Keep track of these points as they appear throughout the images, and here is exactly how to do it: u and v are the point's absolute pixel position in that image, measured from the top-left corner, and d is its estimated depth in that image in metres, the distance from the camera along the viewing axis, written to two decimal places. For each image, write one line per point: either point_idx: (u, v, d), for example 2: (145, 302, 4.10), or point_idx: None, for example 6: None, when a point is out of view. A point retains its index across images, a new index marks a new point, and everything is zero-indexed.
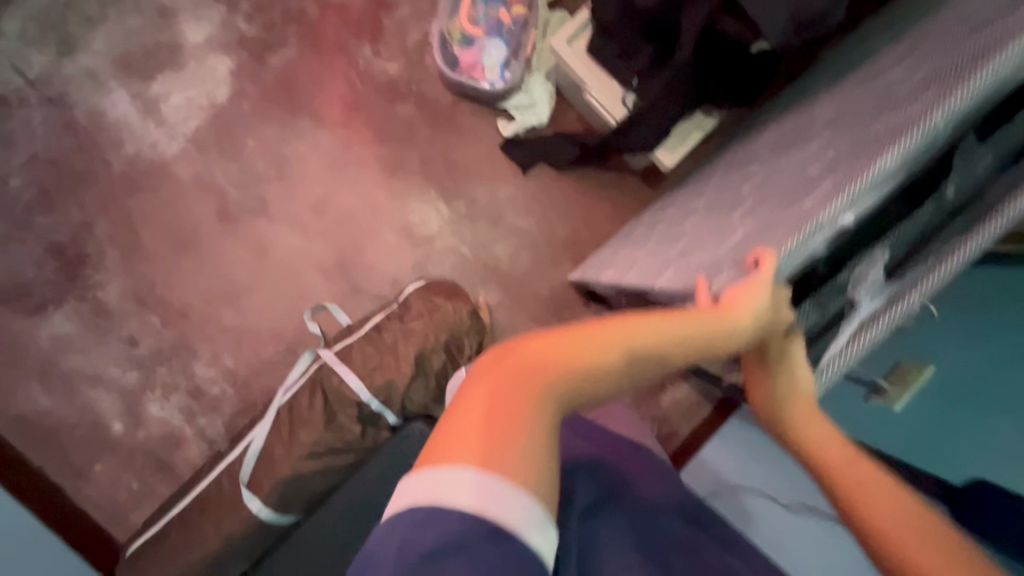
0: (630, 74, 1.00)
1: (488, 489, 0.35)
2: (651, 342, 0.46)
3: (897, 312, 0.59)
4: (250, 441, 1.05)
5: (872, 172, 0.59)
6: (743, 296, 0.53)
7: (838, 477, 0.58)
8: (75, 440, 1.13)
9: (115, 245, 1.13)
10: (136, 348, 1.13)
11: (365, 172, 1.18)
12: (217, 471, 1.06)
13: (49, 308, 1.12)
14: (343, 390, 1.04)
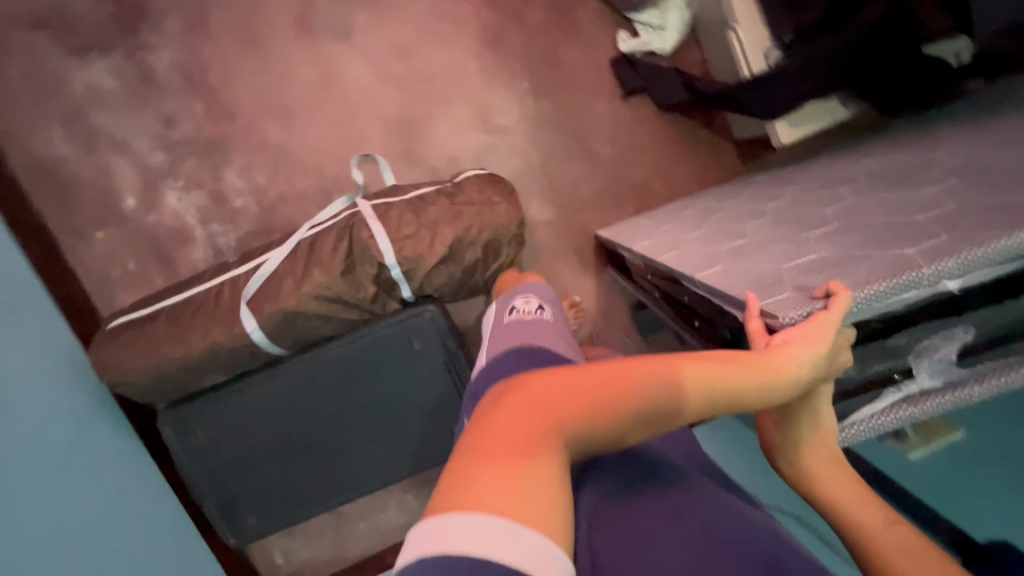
0: (787, 28, 0.90)
1: (518, 544, 0.30)
2: (704, 381, 0.42)
3: (957, 395, 0.59)
4: (262, 261, 0.99)
5: (995, 248, 0.54)
6: (801, 345, 0.47)
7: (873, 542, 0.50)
8: (82, 200, 1.07)
9: (181, 12, 1.03)
10: (171, 130, 1.06)
11: (462, 34, 1.08)
12: (218, 280, 0.99)
13: (92, 53, 1.03)
14: (369, 246, 0.94)
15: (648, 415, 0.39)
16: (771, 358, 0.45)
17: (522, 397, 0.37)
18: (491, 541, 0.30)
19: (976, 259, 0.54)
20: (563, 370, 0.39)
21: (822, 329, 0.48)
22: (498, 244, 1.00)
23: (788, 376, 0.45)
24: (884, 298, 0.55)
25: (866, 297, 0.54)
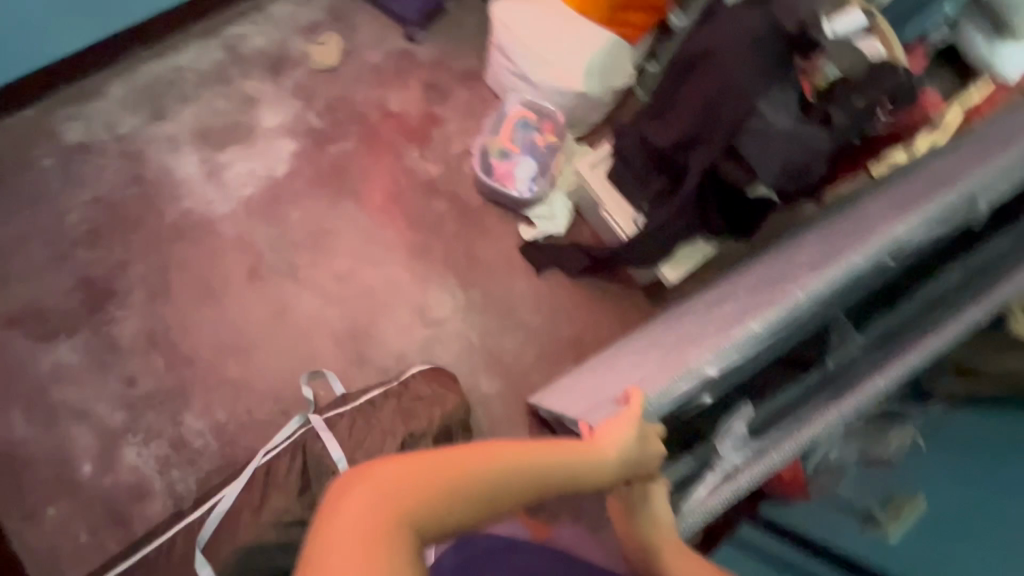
0: (642, 200, 1.15)
1: None
2: (522, 468, 0.54)
3: (758, 466, 0.69)
4: (219, 499, 0.98)
5: (742, 337, 0.71)
6: (601, 442, 0.60)
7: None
8: (37, 477, 1.07)
9: (145, 285, 1.19)
10: (132, 388, 1.13)
11: (393, 254, 1.28)
12: (172, 532, 0.96)
13: (60, 336, 1.14)
14: (324, 461, 0.98)
15: (474, 508, 0.52)
16: (571, 453, 0.58)
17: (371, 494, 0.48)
18: None
19: (733, 347, 0.70)
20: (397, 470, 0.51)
21: (624, 425, 0.61)
22: (449, 433, 1.06)
23: (588, 457, 0.58)
24: (676, 389, 0.68)
25: (656, 393, 0.67)
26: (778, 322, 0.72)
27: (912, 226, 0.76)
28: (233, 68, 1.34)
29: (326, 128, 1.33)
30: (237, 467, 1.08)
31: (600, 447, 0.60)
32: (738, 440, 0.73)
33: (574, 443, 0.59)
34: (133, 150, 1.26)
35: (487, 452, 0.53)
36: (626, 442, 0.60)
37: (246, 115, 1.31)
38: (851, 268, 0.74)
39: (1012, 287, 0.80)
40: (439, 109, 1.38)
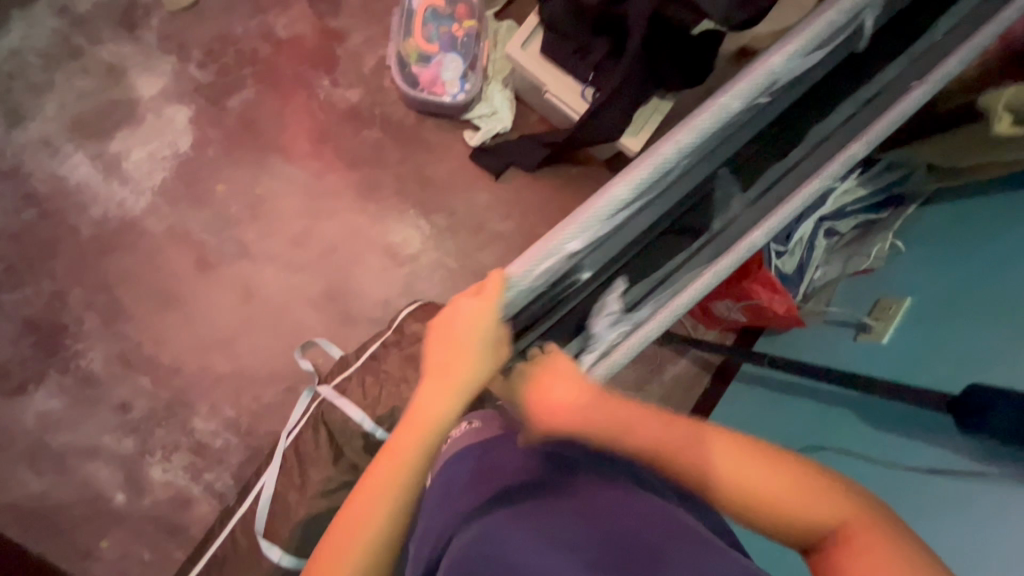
0: (587, 70, 1.04)
1: None
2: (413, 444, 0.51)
3: (630, 345, 0.66)
4: (261, 487, 1.00)
5: (606, 201, 0.55)
6: (452, 371, 0.53)
7: (698, 470, 0.44)
8: (75, 519, 1.07)
9: (94, 310, 1.10)
10: (129, 413, 1.09)
11: (341, 201, 1.19)
12: (229, 528, 1.00)
13: (31, 386, 1.07)
14: (347, 424, 0.99)
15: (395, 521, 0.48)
16: (434, 403, 0.52)
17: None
18: None
19: (596, 222, 0.55)
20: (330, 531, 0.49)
21: (469, 344, 0.53)
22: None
23: (449, 384, 0.52)
24: (526, 284, 0.55)
25: (513, 284, 0.54)
26: (642, 187, 0.56)
27: (790, 57, 0.58)
28: (78, 36, 1.12)
29: (216, 80, 1.15)
30: (266, 451, 1.09)
31: (453, 378, 0.53)
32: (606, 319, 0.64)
33: (430, 385, 0.53)
34: (9, 167, 1.09)
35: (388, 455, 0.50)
36: (485, 362, 0.54)
37: (119, 89, 1.12)
38: (722, 111, 0.58)
39: (914, 99, 0.67)
40: (335, 22, 1.19)
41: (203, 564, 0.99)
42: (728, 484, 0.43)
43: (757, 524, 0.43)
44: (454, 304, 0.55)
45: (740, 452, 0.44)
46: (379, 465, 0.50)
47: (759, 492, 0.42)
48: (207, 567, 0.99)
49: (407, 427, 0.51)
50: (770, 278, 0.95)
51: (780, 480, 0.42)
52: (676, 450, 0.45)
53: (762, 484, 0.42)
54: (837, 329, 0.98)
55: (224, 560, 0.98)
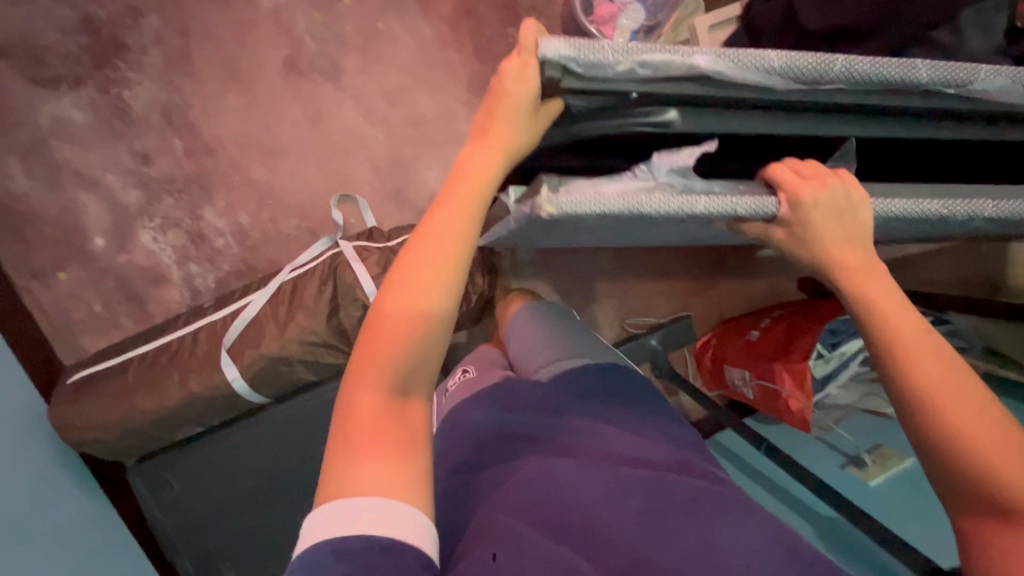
0: None
1: (393, 519, 0.40)
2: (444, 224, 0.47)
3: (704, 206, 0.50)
4: (245, 303, 0.96)
5: (749, 57, 0.46)
6: (497, 147, 0.50)
7: (915, 364, 0.46)
8: (44, 238, 0.99)
9: (161, 47, 0.99)
10: (146, 167, 1.01)
11: (452, 81, 1.11)
12: (195, 327, 0.96)
13: (61, 86, 0.97)
14: (354, 289, 0.93)
15: (432, 318, 0.45)
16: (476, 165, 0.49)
17: (366, 379, 0.44)
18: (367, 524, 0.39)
19: (739, 66, 0.46)
20: (365, 338, 0.45)
21: (519, 108, 0.49)
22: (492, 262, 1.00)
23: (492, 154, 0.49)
24: (629, 63, 0.45)
25: (598, 51, 0.44)
26: (802, 73, 0.48)
27: (993, 72, 0.52)
28: None
29: None
30: (263, 275, 1.04)
31: (490, 169, 0.49)
32: (672, 169, 0.51)
33: (460, 181, 0.48)
34: None
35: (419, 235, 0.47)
36: (528, 135, 0.51)
37: None
38: (927, 70, 0.50)
39: None
40: None
41: (153, 348, 0.95)
42: (916, 373, 0.46)
43: (935, 443, 0.45)
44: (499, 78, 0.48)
45: (941, 362, 0.46)
46: (408, 254, 0.46)
47: (945, 415, 0.45)
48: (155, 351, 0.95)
49: (443, 211, 0.47)
50: (803, 375, 0.95)
51: (962, 400, 0.45)
52: (908, 331, 0.47)
53: (950, 401, 0.45)
54: (829, 451, 1.03)
55: (177, 352, 0.94)
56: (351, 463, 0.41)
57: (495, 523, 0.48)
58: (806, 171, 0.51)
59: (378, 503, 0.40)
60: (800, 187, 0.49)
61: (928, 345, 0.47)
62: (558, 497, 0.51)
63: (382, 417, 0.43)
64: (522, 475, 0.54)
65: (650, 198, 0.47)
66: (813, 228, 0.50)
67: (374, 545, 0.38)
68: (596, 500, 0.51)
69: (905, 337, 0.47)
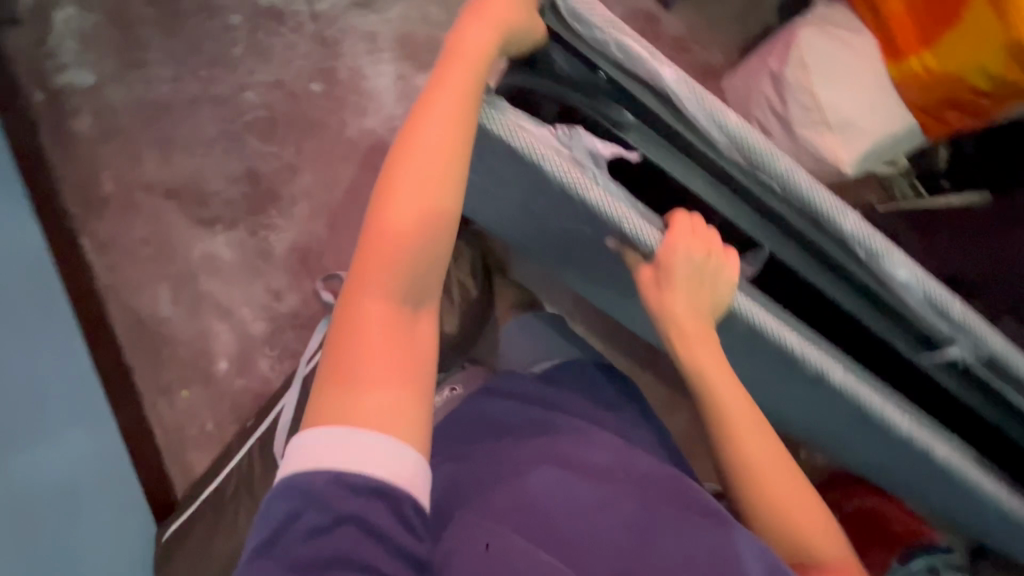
0: None
1: (393, 453, 0.43)
2: (434, 133, 0.48)
3: (609, 200, 0.55)
4: (279, 409, 1.00)
5: (709, 114, 0.56)
6: (495, 23, 0.51)
7: (737, 434, 0.58)
8: (175, 358, 1.08)
9: (310, 200, 1.09)
10: (277, 304, 1.09)
11: None
12: (248, 448, 1.00)
13: (218, 227, 1.07)
14: None
15: (440, 239, 0.48)
16: (478, 42, 0.50)
17: (369, 283, 0.46)
18: (362, 457, 0.42)
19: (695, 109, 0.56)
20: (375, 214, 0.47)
21: None
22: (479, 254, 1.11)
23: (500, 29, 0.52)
24: (610, 38, 0.55)
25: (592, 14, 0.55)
26: (746, 148, 0.56)
27: (907, 269, 0.59)
28: None
29: None
30: (288, 376, 1.07)
31: (483, 53, 0.51)
32: (591, 152, 0.56)
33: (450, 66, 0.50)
34: (328, 37, 1.08)
35: (421, 143, 0.48)
36: (524, 28, 0.54)
37: None
38: (851, 223, 0.58)
39: (892, 415, 0.65)
40: None
41: (220, 481, 1.00)
42: (749, 462, 0.57)
43: (752, 506, 0.57)
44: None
45: (756, 436, 0.58)
46: (408, 140, 0.48)
47: (776, 500, 0.56)
48: (243, 480, 0.97)
49: (442, 99, 0.49)
50: None
51: (778, 477, 0.57)
52: (714, 372, 0.59)
53: (771, 478, 0.57)
54: None
55: (245, 484, 0.96)
56: (346, 382, 0.44)
57: (474, 521, 0.51)
58: (696, 229, 0.59)
59: (385, 435, 0.43)
60: (677, 237, 0.57)
61: (760, 452, 0.58)
62: (530, 503, 0.53)
63: (392, 321, 0.46)
64: (511, 476, 0.57)
65: (550, 157, 0.53)
66: (668, 251, 0.57)
67: (381, 492, 0.42)
68: (569, 517, 0.52)
69: (736, 426, 0.58)
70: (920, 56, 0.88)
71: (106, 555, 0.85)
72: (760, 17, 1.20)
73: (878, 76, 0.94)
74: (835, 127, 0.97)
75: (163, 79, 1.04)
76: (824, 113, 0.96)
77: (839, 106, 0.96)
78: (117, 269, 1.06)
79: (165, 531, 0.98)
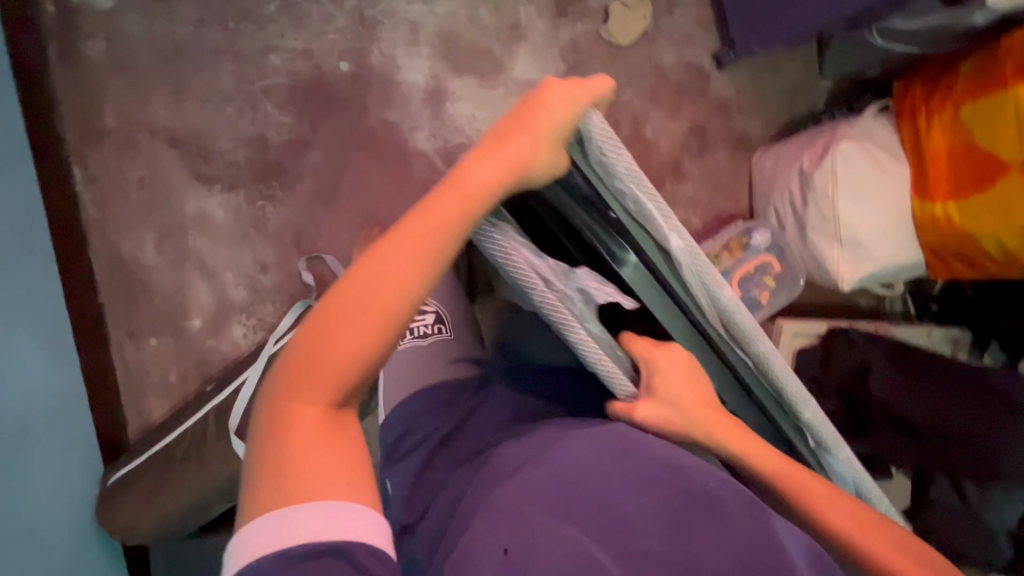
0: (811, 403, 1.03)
1: (345, 516, 0.40)
2: (417, 263, 0.47)
3: (585, 341, 0.58)
4: (241, 381, 0.99)
5: (711, 286, 0.59)
6: (511, 161, 0.51)
7: (759, 457, 0.58)
8: (150, 306, 1.07)
9: (316, 180, 1.06)
10: (261, 275, 1.08)
11: None
12: (204, 412, 1.00)
13: (216, 187, 1.04)
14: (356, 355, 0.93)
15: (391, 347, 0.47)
16: (485, 177, 0.50)
17: (305, 394, 0.44)
18: (310, 519, 0.40)
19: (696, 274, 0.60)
20: (325, 324, 0.45)
21: (548, 133, 0.52)
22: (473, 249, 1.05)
23: (516, 170, 0.51)
24: (630, 191, 0.57)
25: (623, 168, 0.55)
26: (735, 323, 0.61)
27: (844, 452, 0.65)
28: None
29: None
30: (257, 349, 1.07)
31: (493, 190, 0.51)
32: (581, 289, 0.62)
33: (452, 193, 0.49)
34: (368, 18, 1.03)
35: (400, 270, 0.46)
36: (544, 169, 0.53)
37: (502, 48, 1.07)
38: (809, 411, 0.64)
39: None
40: (687, 163, 1.17)
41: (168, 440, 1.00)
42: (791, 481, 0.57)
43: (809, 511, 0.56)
44: (544, 91, 0.53)
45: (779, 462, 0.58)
46: (384, 257, 0.47)
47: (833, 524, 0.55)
48: (194, 441, 0.98)
49: (426, 224, 0.48)
50: None
51: (826, 492, 0.57)
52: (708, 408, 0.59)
53: (822, 504, 0.56)
54: None
55: (195, 447, 0.97)
56: (285, 477, 0.41)
57: (500, 507, 0.45)
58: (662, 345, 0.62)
59: (331, 502, 0.40)
60: (653, 355, 0.60)
61: (786, 471, 0.57)
62: (563, 483, 0.48)
63: (323, 430, 0.44)
64: (544, 449, 0.52)
65: (542, 290, 0.58)
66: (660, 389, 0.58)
67: (338, 549, 0.39)
68: (594, 496, 0.47)
69: (759, 458, 0.58)
70: (945, 204, 0.88)
71: (47, 492, 0.87)
72: (808, 99, 1.17)
73: (901, 208, 0.94)
74: (846, 244, 0.96)
75: (187, 21, 0.99)
76: (839, 228, 0.96)
77: (855, 226, 0.95)
78: (105, 205, 1.03)
79: (113, 474, 0.99)
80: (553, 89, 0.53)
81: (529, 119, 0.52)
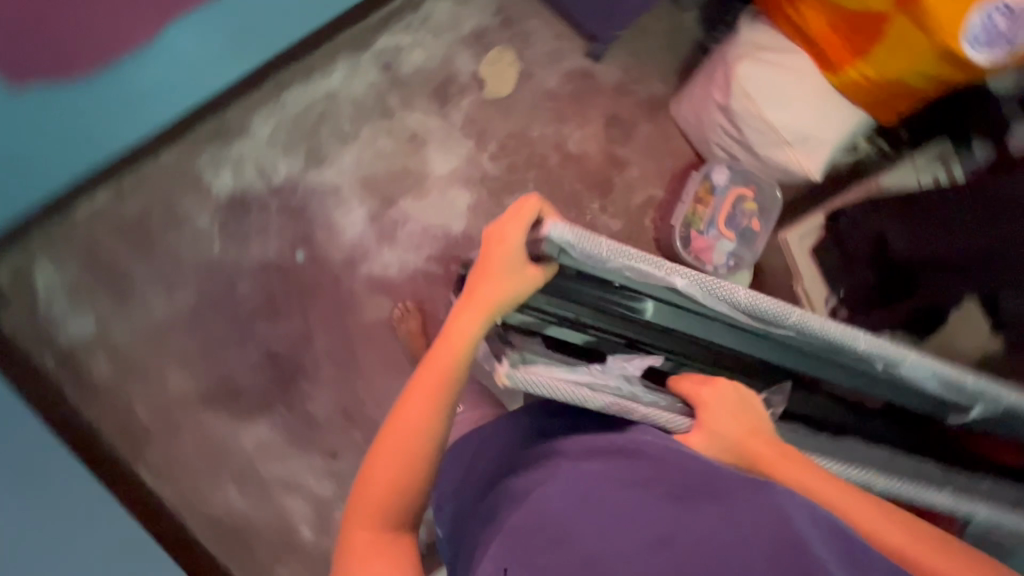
0: (841, 284, 1.08)
1: None
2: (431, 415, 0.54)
3: (627, 407, 0.55)
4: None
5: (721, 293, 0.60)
6: (489, 301, 0.56)
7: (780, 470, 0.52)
8: (263, 543, 1.12)
9: (331, 359, 1.12)
10: (336, 462, 1.13)
11: None
12: None
13: (257, 414, 1.11)
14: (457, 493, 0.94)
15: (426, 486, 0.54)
16: (471, 317, 0.56)
17: (364, 524, 0.52)
18: None
19: (706, 293, 0.60)
20: (372, 458, 0.53)
21: (514, 259, 0.56)
22: None
23: (493, 306, 0.56)
24: (619, 264, 0.58)
25: (594, 248, 0.56)
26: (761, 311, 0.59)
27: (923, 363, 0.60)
28: (392, 97, 1.14)
29: (502, 176, 1.16)
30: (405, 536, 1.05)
31: (479, 330, 0.55)
32: (624, 374, 0.59)
33: (448, 339, 0.55)
34: (295, 206, 1.11)
35: (424, 418, 0.53)
36: (518, 292, 0.57)
37: (414, 159, 1.14)
38: (867, 344, 0.60)
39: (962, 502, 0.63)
40: (621, 150, 1.21)
41: None
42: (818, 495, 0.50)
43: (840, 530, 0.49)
44: (499, 226, 0.57)
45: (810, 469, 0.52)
46: (406, 404, 0.54)
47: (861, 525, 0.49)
48: None
49: (430, 365, 0.54)
50: None
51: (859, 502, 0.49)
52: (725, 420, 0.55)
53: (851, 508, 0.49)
54: None
55: None
56: None
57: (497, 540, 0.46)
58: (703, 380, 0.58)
59: None
60: (697, 392, 0.57)
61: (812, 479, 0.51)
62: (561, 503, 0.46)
63: (378, 554, 0.51)
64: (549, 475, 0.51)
65: (589, 395, 0.54)
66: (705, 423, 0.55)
67: None
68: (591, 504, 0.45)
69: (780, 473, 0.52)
70: (856, 66, 0.92)
71: None
72: (686, 38, 1.22)
73: (819, 85, 0.97)
74: (796, 142, 1.00)
75: (157, 300, 1.07)
76: (781, 133, 1.00)
77: (794, 124, 0.99)
78: (177, 484, 1.09)
79: None
80: (513, 219, 0.57)
81: (497, 251, 0.57)
